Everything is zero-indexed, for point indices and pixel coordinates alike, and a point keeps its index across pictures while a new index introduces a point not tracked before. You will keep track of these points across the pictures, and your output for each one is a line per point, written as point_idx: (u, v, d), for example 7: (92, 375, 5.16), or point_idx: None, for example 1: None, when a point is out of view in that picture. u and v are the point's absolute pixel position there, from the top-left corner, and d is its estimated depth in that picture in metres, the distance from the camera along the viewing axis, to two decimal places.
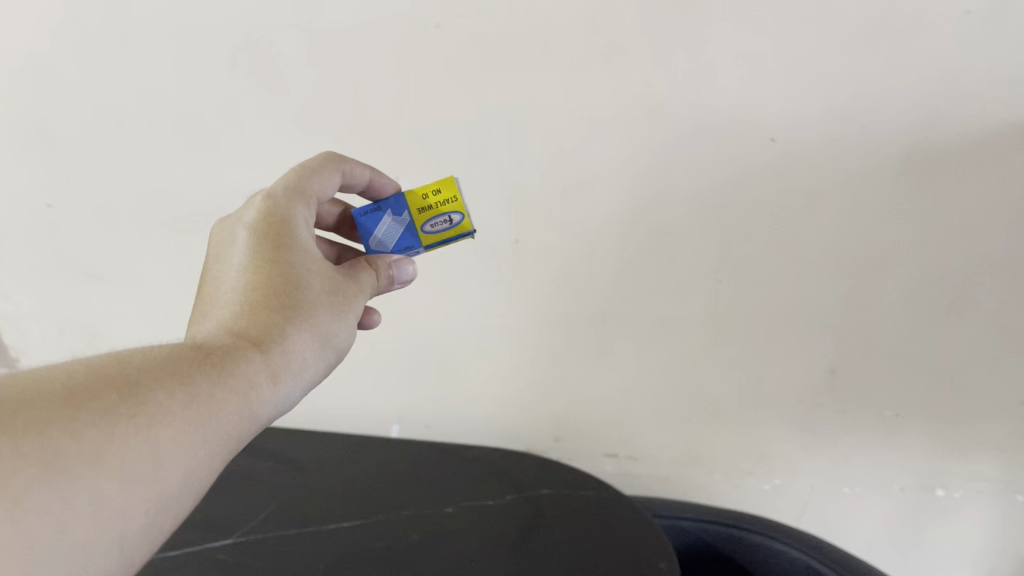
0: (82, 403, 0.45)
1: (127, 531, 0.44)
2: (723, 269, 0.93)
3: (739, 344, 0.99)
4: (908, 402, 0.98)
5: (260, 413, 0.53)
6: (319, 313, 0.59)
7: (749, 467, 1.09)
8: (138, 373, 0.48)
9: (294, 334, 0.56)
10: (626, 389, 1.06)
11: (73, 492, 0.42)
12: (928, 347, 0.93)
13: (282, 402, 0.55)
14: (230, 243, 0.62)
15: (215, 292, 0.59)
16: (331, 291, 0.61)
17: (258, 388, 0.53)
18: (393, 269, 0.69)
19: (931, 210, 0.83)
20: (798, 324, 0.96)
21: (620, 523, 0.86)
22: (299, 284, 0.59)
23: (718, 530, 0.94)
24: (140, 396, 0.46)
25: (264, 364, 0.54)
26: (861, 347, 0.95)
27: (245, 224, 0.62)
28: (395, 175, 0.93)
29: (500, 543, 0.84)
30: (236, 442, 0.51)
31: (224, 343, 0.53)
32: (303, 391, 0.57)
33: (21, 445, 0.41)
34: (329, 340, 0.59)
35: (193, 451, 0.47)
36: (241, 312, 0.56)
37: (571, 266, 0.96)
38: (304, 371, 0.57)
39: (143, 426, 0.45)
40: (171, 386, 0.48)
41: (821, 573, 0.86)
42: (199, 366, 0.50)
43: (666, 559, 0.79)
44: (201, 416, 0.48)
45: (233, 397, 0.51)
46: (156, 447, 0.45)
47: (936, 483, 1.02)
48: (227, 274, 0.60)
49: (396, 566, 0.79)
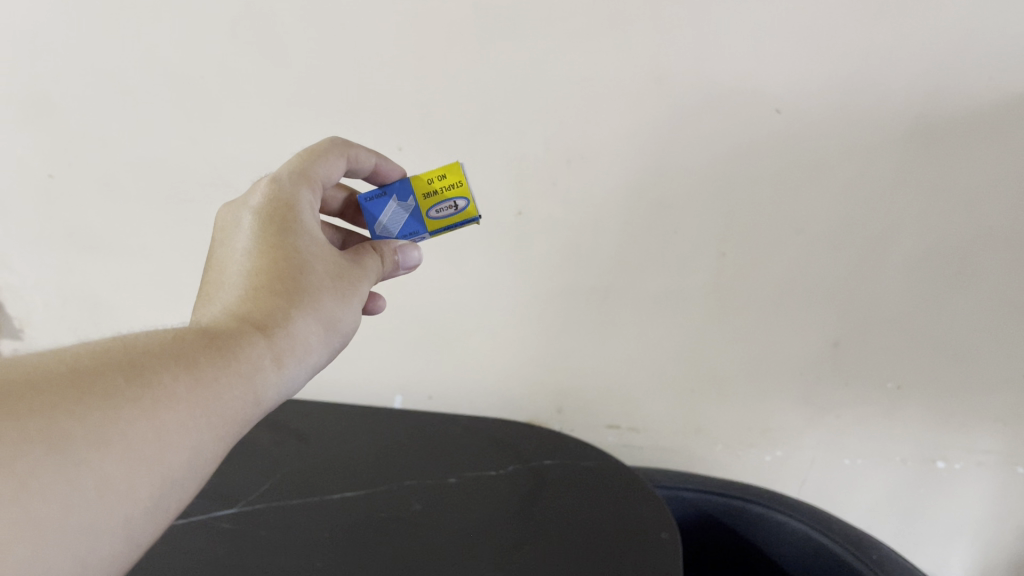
0: (86, 383, 0.43)
1: (132, 514, 0.42)
2: (727, 241, 0.93)
3: (742, 316, 0.99)
4: (909, 373, 0.98)
5: (264, 397, 0.52)
6: (323, 298, 0.58)
7: (751, 439, 1.09)
8: (143, 355, 0.46)
9: (299, 319, 0.56)
10: (628, 360, 1.06)
11: (81, 476, 0.40)
12: (931, 320, 0.93)
13: (285, 387, 0.54)
14: (235, 227, 0.61)
15: (220, 278, 0.58)
16: (335, 275, 0.60)
17: (263, 373, 0.51)
18: (399, 254, 0.69)
19: (936, 181, 0.83)
20: (801, 296, 0.96)
21: (621, 493, 0.87)
22: (303, 268, 0.58)
23: (719, 501, 0.95)
24: (145, 379, 0.45)
25: (268, 349, 0.52)
26: (864, 319, 0.95)
27: (249, 208, 0.61)
28: (397, 146, 0.92)
29: (501, 512, 0.84)
30: (240, 427, 0.50)
31: (229, 326, 0.52)
32: (305, 377, 0.57)
33: (27, 426, 0.39)
34: (332, 325, 0.59)
35: (198, 436, 0.46)
36: (245, 295, 0.55)
37: (574, 238, 0.96)
38: (307, 356, 0.56)
39: (150, 407, 0.44)
40: (176, 370, 0.46)
41: (821, 544, 0.86)
42: (204, 349, 0.49)
43: (667, 529, 0.80)
44: (206, 398, 0.47)
45: (239, 380, 0.50)
46: (162, 429, 0.44)
47: (937, 455, 1.03)
48: (231, 259, 0.59)
49: (401, 535, 0.80)
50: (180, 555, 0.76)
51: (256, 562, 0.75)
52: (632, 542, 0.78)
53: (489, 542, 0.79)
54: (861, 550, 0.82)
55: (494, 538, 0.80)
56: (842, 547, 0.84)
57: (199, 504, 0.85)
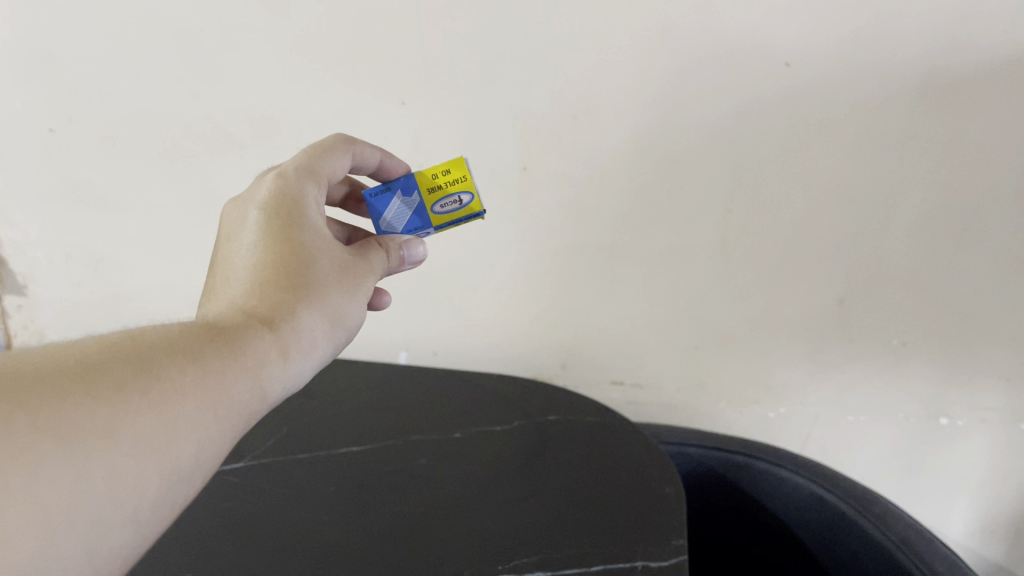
0: (97, 375, 0.43)
1: (138, 507, 0.42)
2: (734, 197, 0.92)
3: (748, 273, 0.98)
4: (915, 330, 0.98)
5: (268, 391, 0.52)
6: (330, 291, 0.58)
7: (755, 396, 1.09)
8: (151, 349, 0.46)
9: (304, 313, 0.56)
10: (633, 317, 1.06)
11: (91, 467, 0.40)
12: (938, 276, 0.93)
13: (289, 381, 0.54)
14: (240, 223, 0.61)
15: (226, 274, 0.58)
16: (341, 270, 0.60)
17: (267, 366, 0.52)
18: (404, 249, 0.68)
19: (947, 137, 0.82)
20: (808, 253, 0.95)
21: (625, 449, 0.88)
22: (309, 262, 0.58)
23: (723, 457, 0.95)
24: (153, 373, 0.45)
25: (273, 343, 0.53)
26: (871, 276, 0.95)
27: (254, 203, 0.61)
28: (401, 100, 0.91)
29: (506, 467, 0.85)
30: (244, 421, 0.50)
31: (235, 321, 0.53)
32: (311, 372, 0.57)
33: (37, 416, 0.39)
34: (339, 319, 0.59)
35: (203, 430, 0.46)
36: (251, 290, 0.55)
37: (580, 194, 0.95)
38: (311, 350, 0.56)
39: (158, 401, 0.44)
40: (183, 365, 0.46)
41: (825, 499, 0.87)
42: (210, 345, 0.49)
43: (670, 484, 0.80)
44: (212, 392, 0.47)
45: (245, 375, 0.50)
46: (169, 423, 0.44)
47: (939, 412, 1.03)
48: (238, 253, 0.59)
49: (407, 489, 0.81)
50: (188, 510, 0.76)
51: (264, 517, 0.76)
52: (637, 496, 0.79)
53: (495, 496, 0.80)
54: (863, 506, 0.83)
55: (500, 492, 0.80)
56: (846, 503, 0.85)
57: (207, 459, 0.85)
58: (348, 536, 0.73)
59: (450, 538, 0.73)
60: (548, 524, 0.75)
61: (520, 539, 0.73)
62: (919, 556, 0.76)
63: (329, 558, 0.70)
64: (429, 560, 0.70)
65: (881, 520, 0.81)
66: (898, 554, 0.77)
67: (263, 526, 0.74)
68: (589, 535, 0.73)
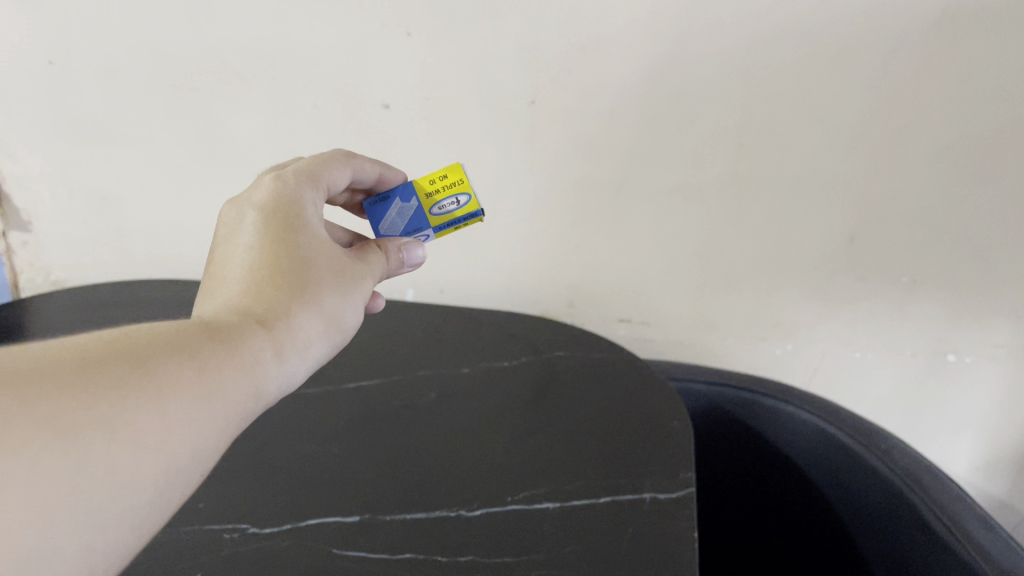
0: (94, 371, 0.40)
1: (136, 506, 0.41)
2: (746, 132, 0.90)
3: (758, 208, 0.97)
4: (925, 268, 0.98)
5: (263, 391, 0.50)
6: (327, 291, 0.56)
7: (763, 333, 1.09)
8: (150, 344, 0.44)
9: (300, 313, 0.54)
10: (641, 254, 1.05)
11: (88, 467, 0.38)
12: (950, 212, 0.92)
13: (284, 380, 0.52)
14: (236, 219, 0.58)
15: (220, 272, 0.55)
16: (339, 270, 0.58)
17: (263, 366, 0.50)
18: (404, 252, 0.66)
19: (965, 68, 0.80)
20: (820, 189, 0.94)
21: (632, 385, 0.88)
22: (304, 263, 0.56)
23: (730, 394, 0.96)
24: (152, 370, 0.42)
25: (268, 343, 0.51)
26: (883, 212, 0.94)
27: (253, 202, 0.59)
28: (406, 30, 0.89)
29: (514, 401, 0.85)
30: (240, 419, 0.48)
31: (231, 319, 0.50)
32: (305, 374, 0.55)
33: (32, 412, 0.37)
34: (335, 319, 0.57)
35: (202, 430, 0.44)
36: (248, 288, 0.53)
37: (589, 129, 0.94)
38: (306, 350, 0.54)
39: (156, 398, 0.42)
40: (181, 363, 0.44)
41: (831, 435, 0.87)
42: (208, 341, 0.47)
43: (679, 419, 0.81)
44: (211, 389, 0.45)
45: (241, 374, 0.48)
46: (168, 422, 0.42)
47: (947, 349, 1.03)
48: (234, 251, 0.56)
49: (417, 423, 0.81)
50: None
51: (275, 450, 0.76)
52: (645, 430, 0.79)
53: (503, 429, 0.80)
54: (870, 441, 0.84)
55: (508, 426, 0.81)
56: (852, 438, 0.85)
57: None
58: (359, 468, 0.73)
59: (460, 470, 0.73)
60: (557, 457, 0.75)
61: (529, 472, 0.73)
62: (925, 490, 0.76)
63: (341, 489, 0.70)
64: (439, 491, 0.70)
65: (887, 454, 0.82)
66: (904, 488, 0.78)
67: (275, 458, 0.75)
68: (597, 468, 0.73)
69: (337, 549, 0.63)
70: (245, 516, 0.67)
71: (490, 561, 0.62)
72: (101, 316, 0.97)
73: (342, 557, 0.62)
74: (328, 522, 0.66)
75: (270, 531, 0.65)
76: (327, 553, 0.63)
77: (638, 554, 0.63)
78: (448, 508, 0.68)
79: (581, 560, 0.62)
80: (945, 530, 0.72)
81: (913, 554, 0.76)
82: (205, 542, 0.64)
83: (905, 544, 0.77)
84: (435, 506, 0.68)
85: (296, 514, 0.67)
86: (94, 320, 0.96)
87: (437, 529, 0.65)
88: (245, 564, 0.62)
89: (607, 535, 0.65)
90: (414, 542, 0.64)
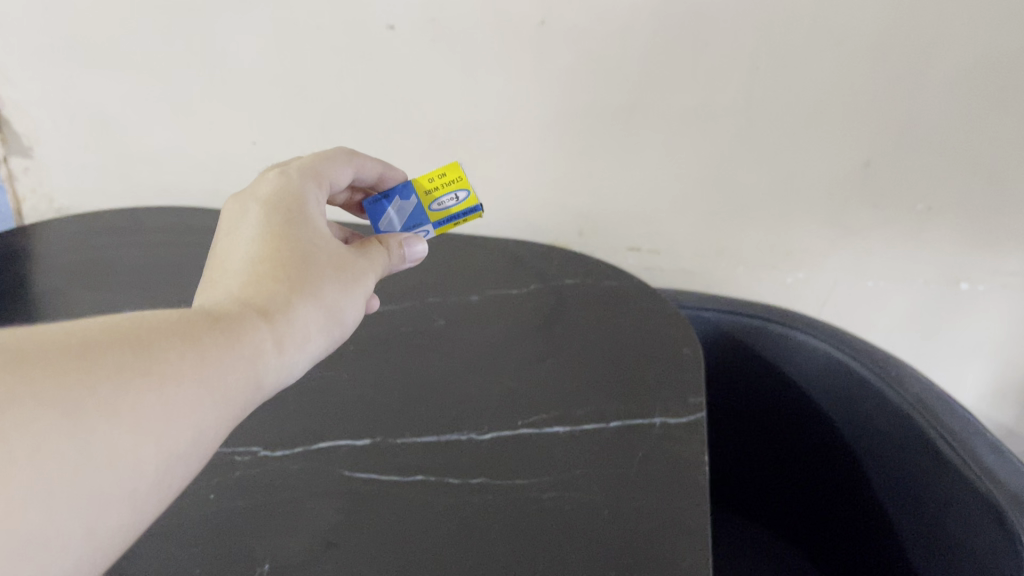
0: (97, 350, 0.39)
1: (137, 491, 0.39)
2: (762, 54, 0.88)
3: (773, 133, 0.95)
4: (940, 195, 0.96)
5: (263, 381, 0.47)
6: (330, 283, 0.53)
7: (774, 261, 1.08)
8: (153, 325, 0.42)
9: (302, 303, 0.51)
10: (652, 181, 1.04)
11: (89, 447, 0.36)
12: (969, 137, 0.90)
13: (285, 372, 0.49)
14: (237, 215, 0.56)
15: (221, 263, 0.53)
16: (342, 263, 0.55)
17: (263, 355, 0.47)
18: (405, 247, 0.62)
19: None
20: (836, 114, 0.92)
21: (643, 310, 0.87)
22: (305, 255, 0.53)
23: (740, 321, 0.95)
24: (153, 354, 0.41)
25: (269, 332, 0.48)
26: (899, 137, 0.92)
27: (254, 198, 0.57)
28: None
29: (523, 327, 0.85)
30: (239, 411, 0.45)
31: (230, 308, 0.48)
32: (305, 369, 0.51)
33: (31, 388, 0.35)
34: (338, 313, 0.54)
35: (203, 417, 0.42)
36: (247, 278, 0.51)
37: (600, 50, 0.91)
38: (308, 343, 0.51)
39: (160, 382, 0.40)
40: (182, 348, 0.42)
41: (841, 362, 0.87)
42: (209, 328, 0.45)
43: (690, 345, 0.80)
44: (212, 376, 0.43)
45: (243, 362, 0.45)
46: (170, 407, 0.40)
47: (960, 276, 1.02)
48: (232, 245, 0.54)
49: (427, 349, 0.81)
50: None
51: None
52: (655, 356, 0.79)
53: (512, 354, 0.80)
54: (879, 368, 0.84)
55: (518, 351, 0.80)
56: (862, 365, 0.85)
57: None
58: (370, 393, 0.73)
59: (470, 395, 0.73)
60: (567, 383, 0.75)
61: (540, 396, 0.73)
62: (935, 415, 0.76)
63: (352, 414, 0.70)
64: (450, 416, 0.70)
65: (898, 381, 0.81)
66: (914, 414, 0.78)
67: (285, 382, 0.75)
68: (607, 393, 0.73)
69: (349, 470, 0.64)
70: (257, 439, 0.67)
71: (501, 483, 0.62)
72: (107, 244, 0.96)
73: (353, 478, 0.63)
74: (340, 445, 0.66)
75: (282, 453, 0.66)
76: (339, 475, 0.63)
77: (648, 477, 0.63)
78: (459, 431, 0.68)
79: (592, 483, 0.63)
80: (957, 457, 0.72)
81: (922, 482, 0.76)
82: (218, 465, 0.64)
83: (912, 470, 0.78)
84: (445, 430, 0.68)
85: (306, 437, 0.67)
86: (101, 248, 0.95)
87: (448, 452, 0.66)
88: (257, 486, 0.62)
89: (617, 458, 0.65)
90: (425, 465, 0.64)
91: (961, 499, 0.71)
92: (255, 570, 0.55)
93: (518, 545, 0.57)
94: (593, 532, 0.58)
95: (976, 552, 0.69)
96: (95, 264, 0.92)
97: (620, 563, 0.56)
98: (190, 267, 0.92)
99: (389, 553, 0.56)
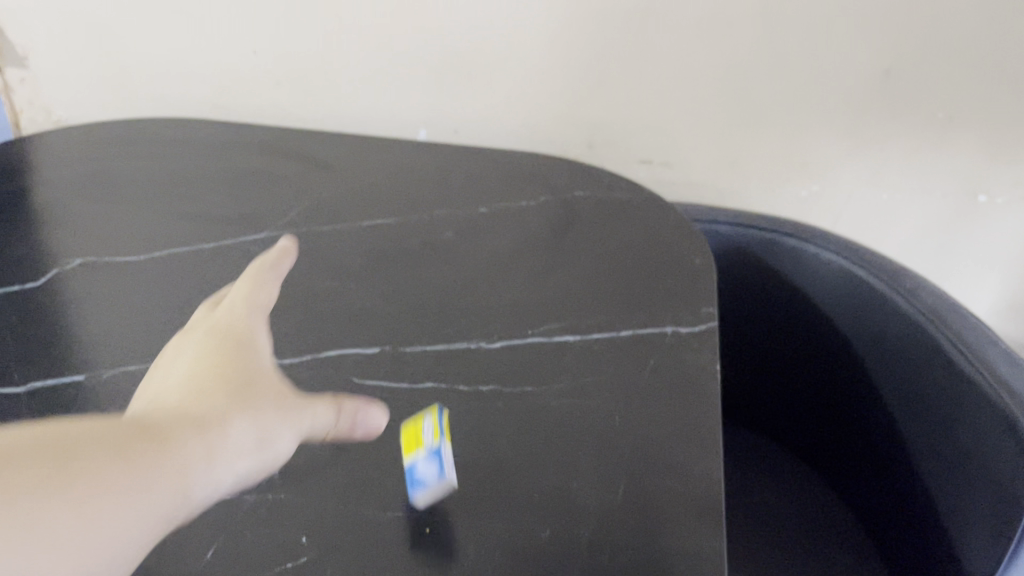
0: (31, 454, 0.34)
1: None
2: None
3: (792, 38, 0.92)
4: (964, 101, 0.94)
5: (192, 494, 0.40)
6: (270, 406, 0.47)
7: (788, 174, 1.05)
8: (76, 433, 0.37)
9: (236, 422, 0.44)
10: (664, 91, 1.01)
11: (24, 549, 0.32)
12: (996, 40, 0.88)
13: (215, 487, 0.42)
14: (178, 348, 0.51)
15: (150, 392, 0.47)
16: (281, 399, 0.48)
17: (190, 461, 0.41)
18: (360, 417, 0.54)
19: None
20: (859, 18, 0.89)
21: (655, 221, 0.85)
22: (243, 379, 0.47)
23: (753, 235, 0.93)
24: (77, 454, 0.36)
25: (199, 441, 0.42)
26: (924, 42, 0.90)
27: (193, 327, 0.51)
28: None
29: (534, 236, 0.82)
30: (167, 529, 0.39)
31: (161, 415, 0.42)
32: (230, 490, 0.44)
33: None
34: (270, 441, 0.47)
35: (130, 529, 0.36)
36: (178, 393, 0.45)
37: None
38: (241, 459, 0.44)
39: (89, 485, 0.35)
40: (112, 454, 0.37)
41: (855, 275, 0.86)
42: (140, 435, 0.39)
43: (700, 257, 0.79)
44: (150, 475, 0.38)
45: (177, 471, 0.39)
46: (96, 516, 0.34)
47: (979, 189, 1.01)
48: (164, 378, 0.48)
49: (434, 262, 0.78)
50: (214, 277, 0.74)
51: (291, 283, 0.74)
52: (668, 267, 0.77)
53: (522, 265, 0.78)
54: (894, 280, 0.82)
55: (527, 261, 0.78)
56: (877, 278, 0.84)
57: (227, 227, 0.82)
58: (378, 302, 0.72)
59: (480, 304, 0.72)
60: (577, 292, 0.74)
61: (551, 305, 0.72)
62: (949, 326, 0.76)
63: (360, 323, 0.69)
64: (460, 325, 0.69)
65: (912, 293, 0.80)
66: (927, 325, 0.77)
67: (291, 291, 0.73)
68: (619, 302, 0.72)
69: (358, 377, 0.63)
70: None
71: (511, 391, 0.62)
72: (109, 157, 0.94)
73: (362, 386, 0.62)
74: (348, 354, 0.66)
75: (290, 361, 0.65)
76: (349, 382, 0.63)
77: (660, 385, 0.63)
78: (468, 340, 0.67)
79: (603, 390, 0.62)
80: (971, 370, 0.71)
81: (935, 396, 0.76)
82: None
83: (924, 381, 0.77)
84: (454, 338, 0.68)
85: (314, 345, 0.66)
86: (102, 161, 0.93)
87: (458, 361, 0.65)
88: None
89: (628, 367, 0.64)
90: (435, 373, 0.64)
91: (974, 410, 0.70)
92: (266, 474, 0.55)
93: (529, 451, 0.57)
94: (604, 438, 0.58)
95: (985, 460, 0.69)
96: (97, 177, 0.90)
97: (632, 468, 0.56)
98: (194, 180, 0.90)
99: (400, 458, 0.56)
